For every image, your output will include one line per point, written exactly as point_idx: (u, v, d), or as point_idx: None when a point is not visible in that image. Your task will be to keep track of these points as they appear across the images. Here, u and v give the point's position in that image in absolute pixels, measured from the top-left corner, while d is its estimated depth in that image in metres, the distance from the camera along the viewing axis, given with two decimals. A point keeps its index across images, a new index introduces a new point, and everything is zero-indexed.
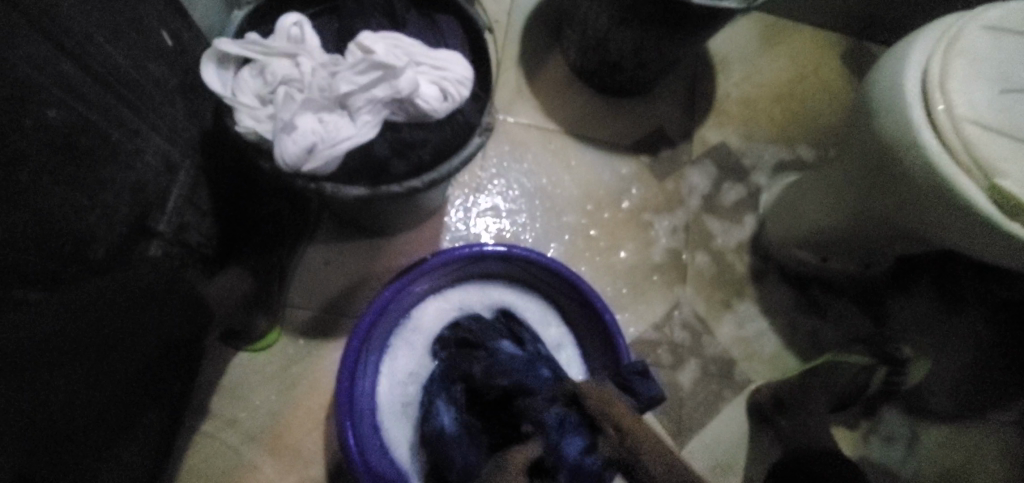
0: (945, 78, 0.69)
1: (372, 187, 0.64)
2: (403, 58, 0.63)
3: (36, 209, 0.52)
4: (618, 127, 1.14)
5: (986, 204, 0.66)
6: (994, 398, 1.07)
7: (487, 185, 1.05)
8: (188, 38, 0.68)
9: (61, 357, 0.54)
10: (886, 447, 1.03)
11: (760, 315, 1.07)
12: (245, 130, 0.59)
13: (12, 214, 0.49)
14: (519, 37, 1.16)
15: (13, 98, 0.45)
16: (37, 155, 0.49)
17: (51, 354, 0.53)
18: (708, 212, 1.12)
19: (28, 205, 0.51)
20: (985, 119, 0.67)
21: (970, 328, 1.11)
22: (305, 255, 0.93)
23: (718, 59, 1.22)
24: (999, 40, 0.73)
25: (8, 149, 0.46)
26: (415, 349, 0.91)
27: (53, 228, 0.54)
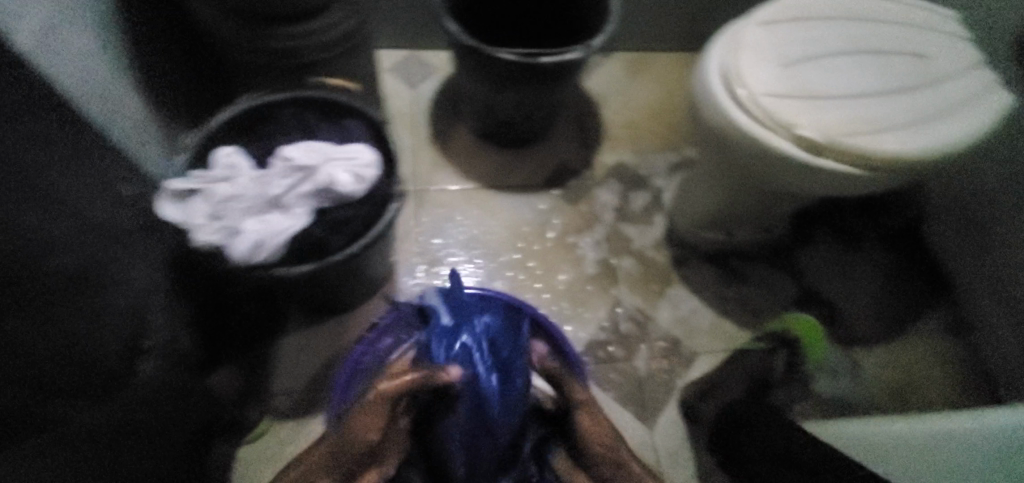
0: (739, 69, 0.90)
1: (316, 263, 0.78)
2: (319, 157, 0.80)
3: (60, 338, 0.61)
4: (528, 171, 1.32)
5: (794, 150, 0.85)
6: (912, 311, 1.25)
7: (426, 247, 1.20)
8: (141, 186, 0.83)
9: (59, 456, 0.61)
10: (832, 379, 1.16)
11: (691, 294, 1.21)
12: (202, 243, 0.73)
13: (37, 346, 0.58)
14: (425, 121, 1.35)
15: (41, 252, 0.57)
16: (55, 294, 0.60)
17: (54, 456, 0.61)
18: (623, 221, 1.28)
19: (52, 337, 0.60)
20: (775, 89, 0.88)
21: (869, 260, 1.31)
22: (280, 347, 1.04)
23: (597, 97, 1.44)
24: (772, 30, 0.96)
25: (32, 293, 0.56)
26: None
27: (73, 353, 0.64)
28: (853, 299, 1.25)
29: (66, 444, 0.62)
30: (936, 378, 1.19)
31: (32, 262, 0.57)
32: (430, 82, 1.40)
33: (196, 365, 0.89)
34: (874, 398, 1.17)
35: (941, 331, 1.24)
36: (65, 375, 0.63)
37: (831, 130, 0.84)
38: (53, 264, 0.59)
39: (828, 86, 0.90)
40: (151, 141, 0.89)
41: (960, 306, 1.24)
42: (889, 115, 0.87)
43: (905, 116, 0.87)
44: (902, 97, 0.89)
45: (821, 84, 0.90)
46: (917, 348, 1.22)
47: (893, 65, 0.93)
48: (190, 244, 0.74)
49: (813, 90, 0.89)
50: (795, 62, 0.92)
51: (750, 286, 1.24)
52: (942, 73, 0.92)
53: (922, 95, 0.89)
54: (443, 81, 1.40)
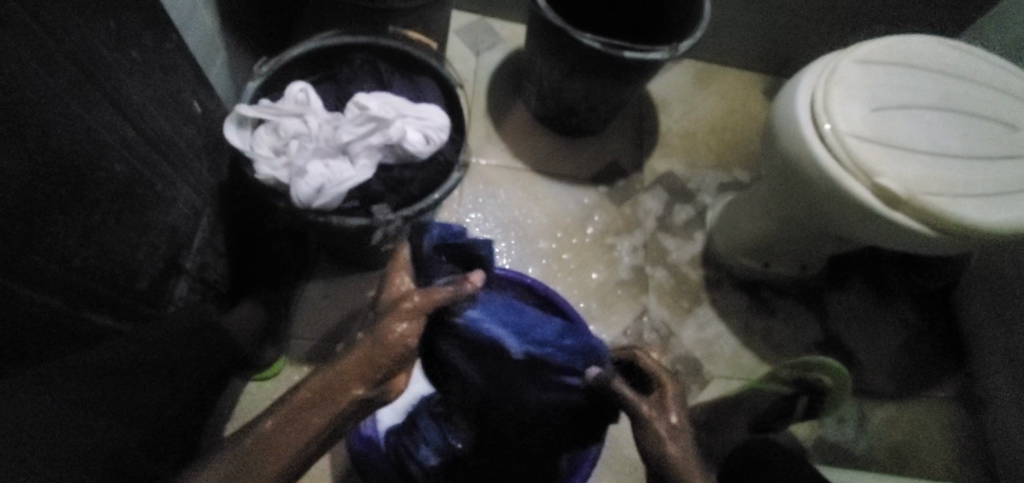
0: (827, 103, 0.88)
1: (370, 217, 0.76)
2: (392, 112, 0.77)
3: (104, 244, 0.61)
4: (579, 162, 1.30)
5: (869, 198, 0.83)
6: (933, 374, 1.23)
7: (465, 219, 1.19)
8: (210, 105, 0.81)
9: (111, 375, 0.62)
10: (840, 428, 1.16)
11: (718, 318, 1.20)
12: (264, 177, 0.71)
13: (86, 249, 0.59)
14: (485, 91, 1.33)
15: (89, 155, 0.57)
16: (101, 200, 0.60)
17: (108, 375, 0.61)
18: (663, 231, 1.27)
19: (99, 242, 0.60)
20: (861, 132, 0.86)
21: (900, 316, 1.28)
22: (306, 291, 1.04)
23: (659, 100, 1.41)
24: (867, 70, 0.93)
25: (83, 196, 0.57)
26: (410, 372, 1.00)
27: (115, 262, 0.64)
28: (875, 352, 1.24)
29: (118, 364, 0.63)
30: (942, 444, 1.17)
31: (81, 163, 0.56)
32: (495, 52, 1.37)
33: (219, 296, 0.89)
34: (881, 452, 1.15)
35: (955, 400, 1.22)
36: (111, 290, 0.63)
37: (908, 184, 0.82)
38: (102, 172, 0.59)
39: (910, 137, 0.87)
40: (224, 61, 0.87)
41: (977, 379, 1.22)
42: (967, 180, 0.84)
43: (983, 183, 0.85)
44: (983, 163, 0.87)
45: (903, 135, 0.87)
46: (930, 411, 1.20)
47: (979, 129, 0.90)
48: (251, 176, 0.73)
49: (898, 140, 0.86)
50: (885, 108, 0.89)
51: (777, 321, 1.23)
52: None
53: (1002, 165, 0.87)
54: (509, 54, 1.37)
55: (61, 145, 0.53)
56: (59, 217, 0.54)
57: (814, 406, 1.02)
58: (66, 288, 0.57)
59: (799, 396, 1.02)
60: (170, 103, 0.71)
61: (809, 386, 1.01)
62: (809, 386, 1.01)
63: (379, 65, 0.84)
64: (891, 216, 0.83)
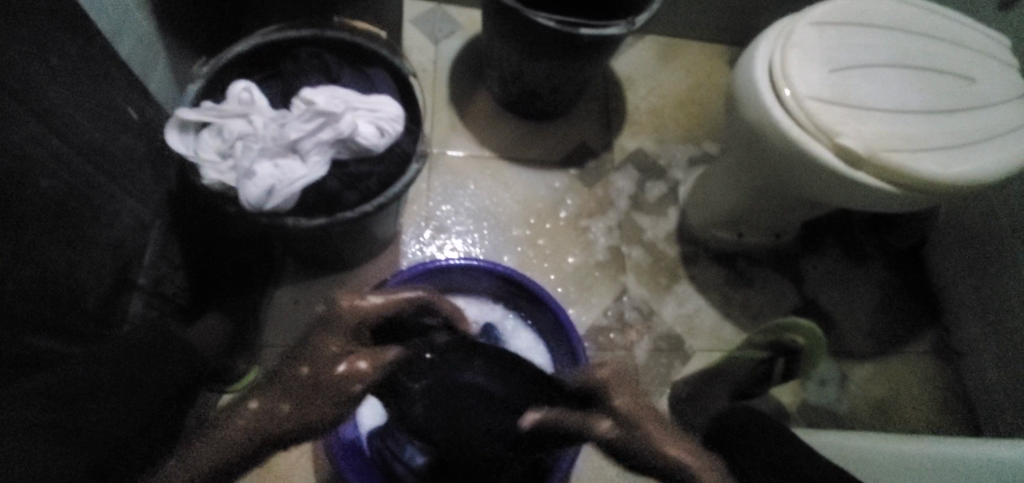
0: (786, 68, 0.87)
1: (328, 216, 0.73)
2: (341, 105, 0.74)
3: (41, 264, 0.59)
4: (547, 147, 1.28)
5: (831, 159, 0.83)
6: (910, 330, 1.25)
7: (434, 212, 1.16)
8: (150, 112, 0.78)
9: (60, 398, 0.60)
10: (823, 390, 1.17)
11: (696, 293, 1.20)
12: (211, 182, 0.68)
13: (22, 268, 0.56)
14: (446, 80, 1.30)
15: (13, 171, 0.54)
16: (34, 219, 0.57)
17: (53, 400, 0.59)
18: (636, 210, 1.26)
19: (35, 261, 0.58)
20: (820, 94, 0.85)
21: (874, 276, 1.30)
22: (275, 297, 1.00)
23: (624, 78, 1.39)
24: (824, 32, 0.92)
25: (14, 215, 0.54)
26: None
27: (55, 282, 0.61)
28: (852, 313, 1.25)
29: (63, 388, 0.61)
30: (922, 397, 1.19)
31: (6, 181, 0.53)
32: (454, 40, 1.34)
33: (179, 309, 0.86)
34: (863, 411, 1.16)
35: (933, 354, 1.23)
36: (51, 310, 0.62)
37: (870, 143, 0.82)
38: (31, 187, 0.56)
39: (870, 96, 0.87)
40: (164, 64, 0.83)
41: (952, 333, 1.24)
42: (928, 134, 0.85)
43: (943, 137, 0.85)
44: (942, 117, 0.87)
45: (862, 94, 0.87)
46: (909, 366, 1.22)
47: (936, 84, 0.90)
48: (198, 182, 0.70)
49: (857, 100, 0.86)
50: (844, 69, 0.89)
51: (755, 291, 1.23)
52: (984, 99, 0.89)
53: (961, 118, 0.87)
54: (468, 41, 1.34)
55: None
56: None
57: (792, 366, 1.01)
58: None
59: (776, 358, 1.01)
60: (103, 111, 0.67)
61: (786, 349, 1.00)
62: (784, 348, 1.00)
63: (327, 58, 0.81)
64: (853, 176, 0.83)
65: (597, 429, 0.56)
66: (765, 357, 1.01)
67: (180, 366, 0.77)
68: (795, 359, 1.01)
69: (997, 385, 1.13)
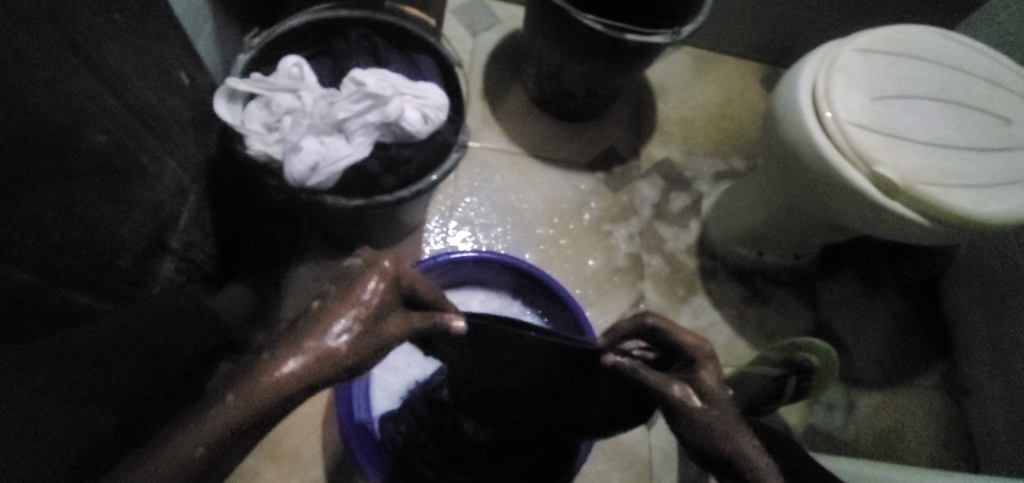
0: (829, 91, 0.87)
1: (366, 198, 0.73)
2: (390, 89, 0.75)
3: (85, 219, 0.59)
4: (575, 148, 1.29)
5: (865, 186, 0.83)
6: (920, 363, 1.25)
7: (460, 203, 1.17)
8: (198, 78, 0.78)
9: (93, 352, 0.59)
10: (829, 415, 1.17)
11: (712, 307, 1.21)
12: (256, 153, 0.69)
13: (66, 222, 0.57)
14: (481, 73, 1.30)
15: (69, 123, 0.54)
16: (84, 174, 0.58)
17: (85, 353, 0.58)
18: (659, 219, 1.26)
19: (80, 216, 0.58)
20: (861, 120, 0.86)
21: (889, 306, 1.30)
22: (298, 273, 0.99)
23: (657, 87, 1.40)
24: (869, 59, 0.92)
25: (64, 168, 0.55)
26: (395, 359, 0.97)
27: (96, 238, 0.62)
28: (863, 341, 1.25)
29: (96, 344, 0.60)
30: (926, 430, 1.19)
31: (61, 133, 0.53)
32: (492, 33, 1.34)
33: (205, 276, 0.86)
34: (867, 439, 1.17)
35: (940, 389, 1.24)
36: (90, 265, 0.62)
37: (906, 174, 0.82)
38: (83, 141, 0.56)
39: (910, 128, 0.87)
40: (213, 32, 0.84)
41: (961, 369, 1.24)
42: (964, 171, 0.85)
43: (979, 175, 0.85)
44: (980, 155, 0.87)
45: (902, 125, 0.87)
46: (916, 399, 1.22)
47: (976, 121, 0.90)
48: (242, 151, 0.70)
49: (897, 130, 0.86)
50: (887, 97, 0.89)
51: (771, 311, 1.24)
52: (1022, 140, 0.90)
53: (998, 157, 0.87)
54: (507, 35, 1.34)
55: (39, 109, 0.50)
56: (34, 187, 0.51)
57: (803, 385, 1.00)
58: (37, 264, 0.54)
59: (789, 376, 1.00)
60: (156, 72, 0.68)
61: (798, 367, 0.99)
62: (797, 366, 0.99)
63: (376, 40, 0.81)
64: (887, 205, 0.83)
65: (668, 387, 0.51)
66: (779, 375, 1.00)
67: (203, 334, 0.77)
68: (807, 379, 1.00)
69: (1001, 425, 1.13)
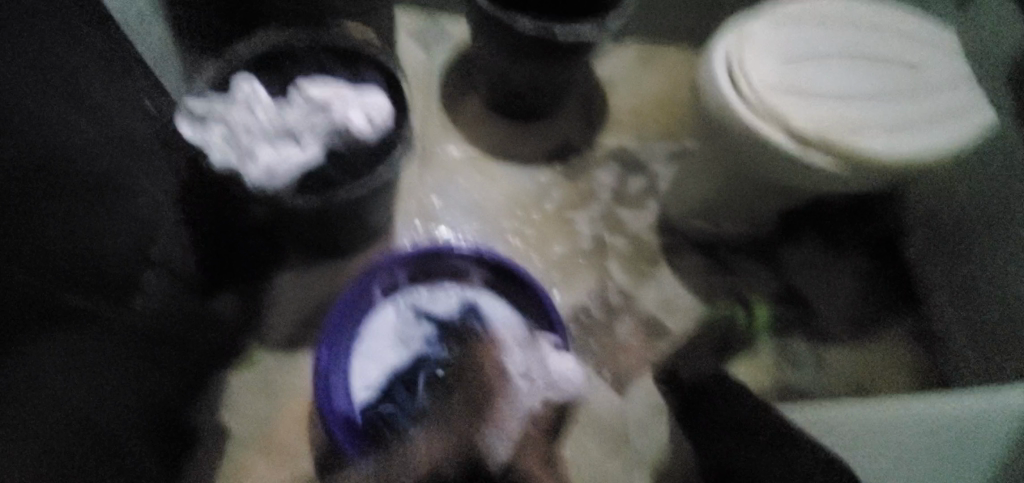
0: (743, 64, 0.95)
1: (325, 196, 0.81)
2: (334, 97, 0.83)
3: (71, 228, 0.64)
4: (532, 144, 1.37)
5: (786, 145, 0.91)
6: (882, 313, 1.30)
7: (428, 205, 1.24)
8: (164, 109, 0.88)
9: (75, 343, 0.65)
10: (798, 371, 1.22)
11: (676, 279, 1.26)
12: (219, 165, 0.77)
13: (46, 229, 0.60)
14: (437, 84, 1.39)
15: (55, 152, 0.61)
16: (71, 193, 0.64)
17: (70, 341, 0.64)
18: (618, 203, 1.33)
19: (69, 226, 0.64)
20: (774, 85, 0.93)
21: (846, 262, 1.35)
22: (277, 282, 1.07)
23: (605, 80, 1.47)
24: (779, 31, 1.00)
25: (58, 185, 0.61)
26: (376, 354, 1.03)
27: (88, 247, 0.67)
28: (828, 299, 1.30)
29: (74, 334, 0.65)
30: (895, 373, 1.24)
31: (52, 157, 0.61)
32: (445, 48, 1.43)
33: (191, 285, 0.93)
34: (837, 389, 1.22)
35: (904, 336, 1.28)
36: (89, 265, 0.67)
37: (821, 128, 0.90)
38: (65, 140, 0.63)
39: (823, 86, 0.95)
40: (179, 66, 0.94)
41: (928, 315, 1.29)
42: (878, 120, 0.92)
43: (886, 120, 0.92)
44: (890, 102, 0.94)
45: (816, 85, 0.95)
46: (882, 347, 1.27)
47: (884, 73, 0.98)
48: (207, 166, 0.78)
49: (809, 89, 0.94)
50: (797, 63, 0.97)
51: (734, 278, 1.29)
52: (930, 86, 0.97)
53: (906, 102, 0.95)
54: (459, 48, 1.43)
55: (26, 118, 0.58)
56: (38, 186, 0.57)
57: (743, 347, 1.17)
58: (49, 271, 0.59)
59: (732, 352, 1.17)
60: (122, 104, 0.76)
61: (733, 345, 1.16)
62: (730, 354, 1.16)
63: (324, 59, 0.91)
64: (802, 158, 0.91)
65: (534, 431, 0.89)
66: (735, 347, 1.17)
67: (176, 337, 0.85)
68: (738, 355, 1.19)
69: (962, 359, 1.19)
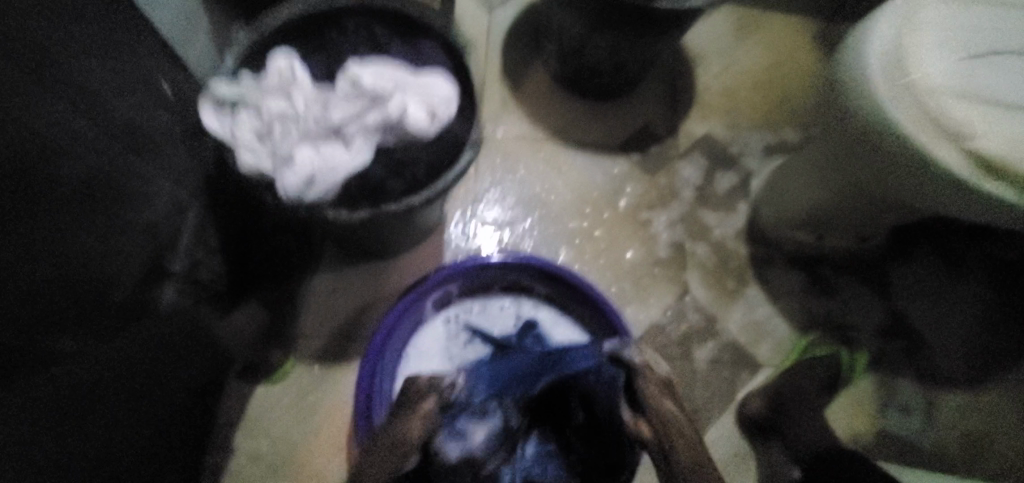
0: (905, 53, 0.74)
1: (372, 209, 0.65)
2: (390, 83, 0.66)
3: (57, 261, 0.54)
4: (605, 129, 1.17)
5: (956, 165, 0.70)
6: (1009, 354, 1.11)
7: (484, 197, 1.08)
8: (186, 85, 0.72)
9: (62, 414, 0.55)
10: (903, 419, 1.06)
11: (765, 299, 1.09)
12: (248, 168, 0.62)
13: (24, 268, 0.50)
14: (499, 51, 1.19)
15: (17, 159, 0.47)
16: (52, 210, 0.52)
17: (55, 411, 0.54)
18: (703, 204, 1.14)
19: (53, 256, 0.53)
20: (946, 84, 0.72)
21: (971, 290, 1.14)
22: (314, 284, 0.96)
23: (694, 54, 1.25)
24: (952, 9, 0.77)
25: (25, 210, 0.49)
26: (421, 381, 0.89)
27: (78, 278, 0.57)
28: (946, 333, 1.11)
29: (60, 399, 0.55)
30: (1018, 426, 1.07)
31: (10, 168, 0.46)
32: (510, 6, 1.22)
33: (215, 295, 0.81)
34: (949, 444, 1.05)
35: None
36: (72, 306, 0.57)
37: (1005, 148, 0.70)
38: (47, 136, 0.50)
39: (1008, 90, 0.73)
40: (202, 31, 0.78)
41: None
42: None
43: None
44: None
45: (999, 86, 0.73)
46: (1004, 395, 1.09)
47: None
48: (235, 166, 0.63)
49: (988, 91, 0.73)
50: (974, 55, 0.75)
51: (834, 302, 1.11)
52: None
53: None
54: (525, 8, 1.22)
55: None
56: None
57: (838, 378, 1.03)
58: None
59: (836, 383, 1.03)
60: (134, 85, 0.62)
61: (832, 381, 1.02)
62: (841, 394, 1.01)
63: (376, 30, 0.73)
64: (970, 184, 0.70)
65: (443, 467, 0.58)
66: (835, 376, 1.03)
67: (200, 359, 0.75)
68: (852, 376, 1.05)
69: None
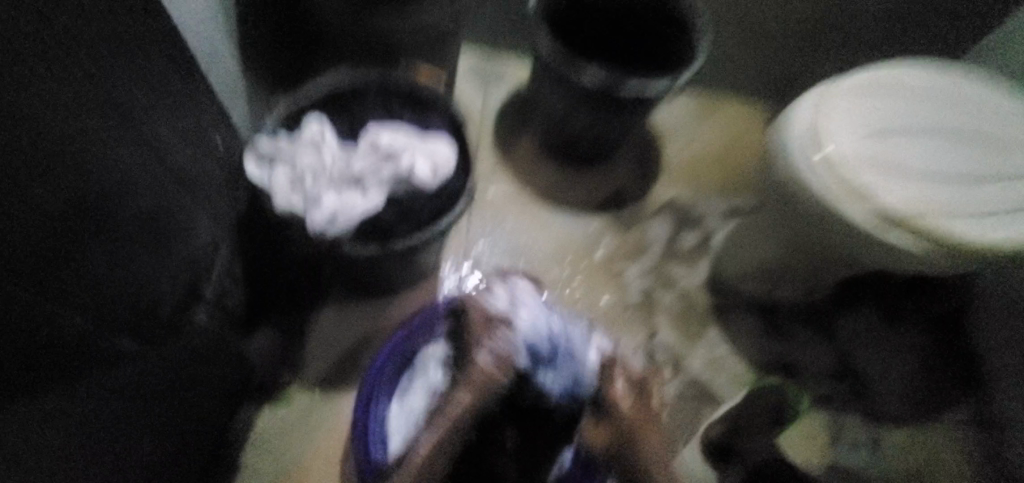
0: (821, 132, 0.91)
1: (383, 245, 0.79)
2: (402, 145, 0.82)
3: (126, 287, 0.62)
4: (584, 190, 1.34)
5: (864, 223, 0.87)
6: (948, 399, 1.21)
7: (475, 246, 1.22)
8: (230, 142, 0.88)
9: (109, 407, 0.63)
10: (855, 452, 1.15)
11: (726, 342, 1.21)
12: (281, 209, 0.75)
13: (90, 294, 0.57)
14: (492, 123, 1.38)
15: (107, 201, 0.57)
16: (127, 249, 0.61)
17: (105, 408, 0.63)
18: (670, 257, 1.29)
19: (116, 286, 0.60)
20: (855, 158, 0.89)
21: (910, 339, 1.26)
22: (319, 316, 1.07)
23: (661, 129, 1.44)
24: (861, 97, 0.95)
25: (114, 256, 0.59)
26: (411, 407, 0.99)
27: (139, 299, 0.65)
28: (891, 377, 1.22)
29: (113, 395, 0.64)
30: (960, 465, 1.16)
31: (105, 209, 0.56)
32: (502, 85, 1.42)
33: (235, 323, 0.91)
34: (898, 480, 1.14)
35: (971, 426, 1.19)
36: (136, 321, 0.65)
37: (905, 208, 0.85)
38: (132, 177, 0.60)
39: (906, 162, 0.90)
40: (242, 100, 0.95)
41: (994, 406, 1.19)
42: (965, 203, 0.88)
43: (971, 206, 0.88)
44: (974, 184, 0.90)
45: (898, 158, 0.90)
46: (948, 437, 1.19)
47: (969, 153, 0.93)
48: (271, 206, 0.77)
49: (888, 162, 0.90)
50: (877, 133, 0.92)
51: (789, 347, 1.22)
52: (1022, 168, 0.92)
53: (994, 186, 0.90)
54: (515, 88, 1.42)
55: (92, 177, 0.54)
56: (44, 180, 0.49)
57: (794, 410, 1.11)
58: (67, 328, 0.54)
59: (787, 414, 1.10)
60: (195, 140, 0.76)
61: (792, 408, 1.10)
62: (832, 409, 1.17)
63: (392, 102, 0.90)
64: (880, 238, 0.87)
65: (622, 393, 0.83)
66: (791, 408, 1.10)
67: (218, 372, 0.85)
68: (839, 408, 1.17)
69: None
